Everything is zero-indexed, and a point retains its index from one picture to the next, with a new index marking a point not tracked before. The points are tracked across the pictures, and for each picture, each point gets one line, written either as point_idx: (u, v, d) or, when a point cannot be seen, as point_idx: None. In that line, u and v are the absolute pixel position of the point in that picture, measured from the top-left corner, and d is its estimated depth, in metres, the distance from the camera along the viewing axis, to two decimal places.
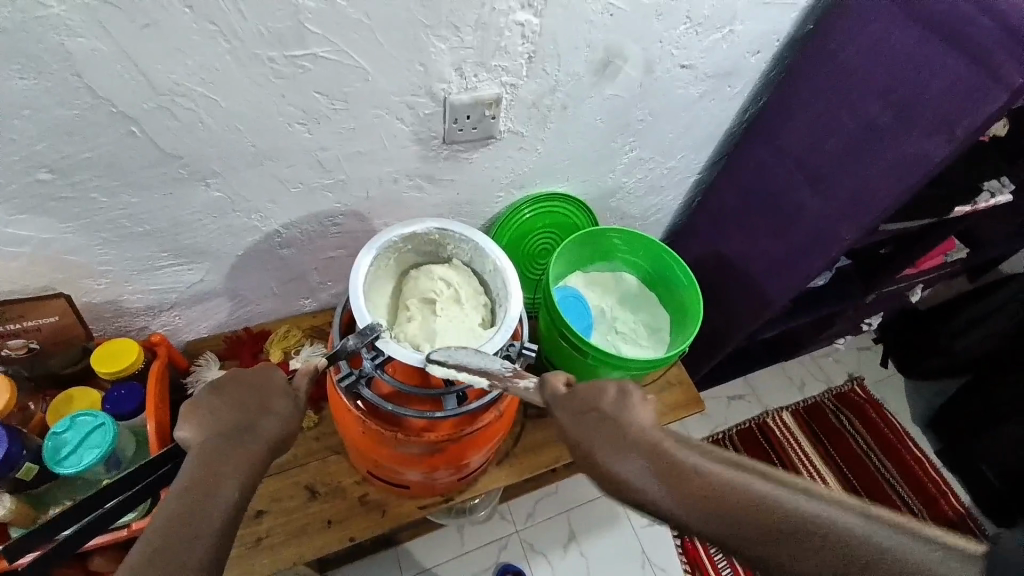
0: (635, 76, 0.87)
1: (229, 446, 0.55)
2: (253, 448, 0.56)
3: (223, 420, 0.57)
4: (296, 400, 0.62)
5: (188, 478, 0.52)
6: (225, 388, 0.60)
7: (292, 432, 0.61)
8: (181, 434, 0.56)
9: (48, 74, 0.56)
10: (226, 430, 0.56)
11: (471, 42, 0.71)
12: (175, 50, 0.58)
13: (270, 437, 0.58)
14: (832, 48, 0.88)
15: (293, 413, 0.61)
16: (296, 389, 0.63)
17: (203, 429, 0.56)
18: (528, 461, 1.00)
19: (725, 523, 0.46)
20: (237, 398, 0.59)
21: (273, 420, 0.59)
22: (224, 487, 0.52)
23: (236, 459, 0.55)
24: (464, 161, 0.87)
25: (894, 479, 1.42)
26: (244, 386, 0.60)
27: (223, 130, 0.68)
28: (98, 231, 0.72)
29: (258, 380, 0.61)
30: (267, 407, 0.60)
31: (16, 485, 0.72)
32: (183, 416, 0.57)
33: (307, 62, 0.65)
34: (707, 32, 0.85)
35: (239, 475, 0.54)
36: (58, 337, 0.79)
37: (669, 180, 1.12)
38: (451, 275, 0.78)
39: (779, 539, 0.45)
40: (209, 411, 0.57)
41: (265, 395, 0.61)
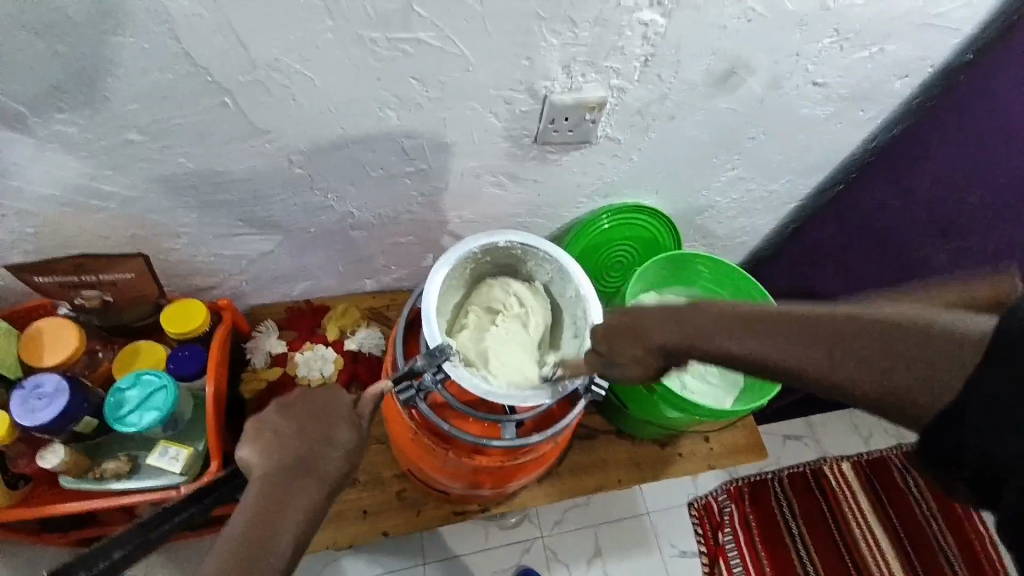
0: (758, 91, 0.77)
1: (289, 479, 0.53)
2: (314, 484, 0.53)
3: (286, 445, 0.55)
4: (359, 428, 0.59)
5: (247, 512, 0.50)
6: (291, 409, 0.59)
7: (353, 466, 0.57)
8: (242, 455, 0.55)
9: (147, 35, 0.53)
10: (288, 458, 0.54)
11: (586, 39, 0.64)
12: (278, 24, 0.55)
13: (331, 471, 0.55)
14: (1001, 85, 0.75)
15: (357, 444, 0.58)
16: (359, 414, 0.60)
17: (265, 454, 0.55)
18: (570, 483, 0.96)
19: (815, 333, 0.48)
20: (301, 422, 0.58)
21: (334, 454, 0.56)
22: (281, 529, 0.50)
23: (294, 496, 0.52)
24: (552, 163, 0.81)
25: (953, 556, 1.31)
26: (308, 410, 0.59)
27: (312, 108, 0.64)
28: (179, 195, 0.72)
29: (323, 403, 0.60)
30: (328, 436, 0.57)
31: (73, 435, 0.75)
32: (247, 437, 0.56)
33: (409, 47, 0.60)
34: (852, 50, 0.74)
35: (297, 515, 0.51)
36: (131, 293, 0.80)
37: (768, 204, 1.01)
38: (527, 297, 0.74)
39: (882, 340, 0.46)
40: (273, 434, 0.56)
41: (330, 420, 0.58)
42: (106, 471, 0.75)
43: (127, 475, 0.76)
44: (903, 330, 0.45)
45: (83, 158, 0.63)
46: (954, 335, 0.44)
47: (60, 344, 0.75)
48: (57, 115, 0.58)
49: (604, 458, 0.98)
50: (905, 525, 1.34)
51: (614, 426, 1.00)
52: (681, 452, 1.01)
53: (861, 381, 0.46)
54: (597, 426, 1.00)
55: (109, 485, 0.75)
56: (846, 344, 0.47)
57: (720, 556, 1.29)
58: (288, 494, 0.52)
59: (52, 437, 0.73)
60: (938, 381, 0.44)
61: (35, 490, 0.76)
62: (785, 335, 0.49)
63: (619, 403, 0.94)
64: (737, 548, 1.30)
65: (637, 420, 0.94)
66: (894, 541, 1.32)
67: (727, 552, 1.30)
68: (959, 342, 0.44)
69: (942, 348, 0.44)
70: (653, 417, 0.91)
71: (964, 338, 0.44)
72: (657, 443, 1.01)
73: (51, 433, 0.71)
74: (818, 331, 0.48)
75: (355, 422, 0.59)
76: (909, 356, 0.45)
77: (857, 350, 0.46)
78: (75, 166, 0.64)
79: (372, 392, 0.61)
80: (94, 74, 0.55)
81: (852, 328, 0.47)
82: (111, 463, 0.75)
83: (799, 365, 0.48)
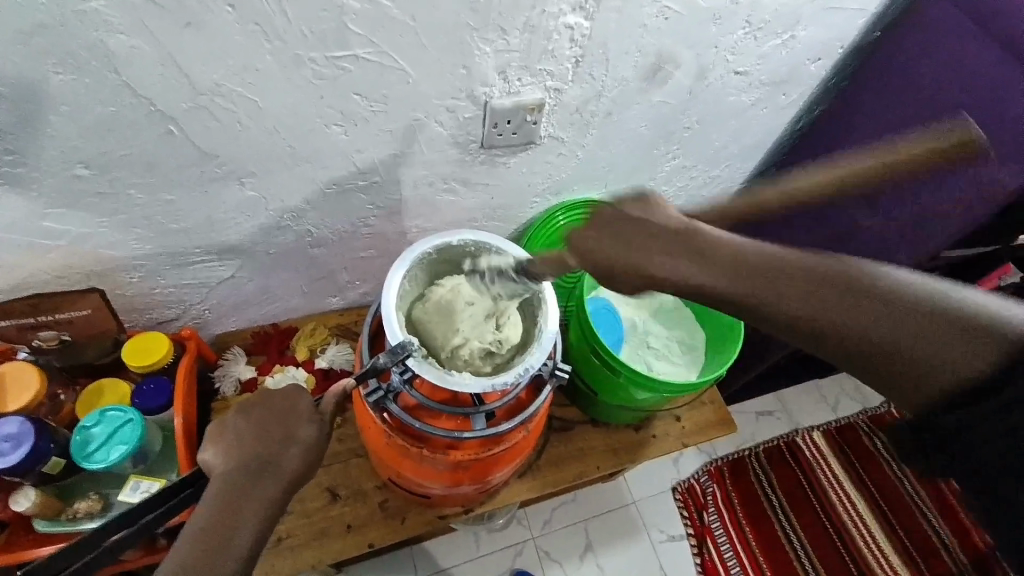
0: (685, 82, 0.82)
1: (247, 481, 0.54)
2: (273, 483, 0.54)
3: (246, 448, 0.56)
4: (321, 425, 0.59)
5: (204, 513, 0.51)
6: (252, 411, 0.59)
7: (315, 463, 0.58)
8: (205, 459, 0.56)
9: (85, 69, 0.54)
10: (247, 461, 0.55)
11: (518, 45, 0.67)
12: (216, 50, 0.57)
13: (291, 471, 0.56)
14: (902, 58, 0.83)
15: (318, 442, 0.58)
16: (322, 413, 0.60)
17: (225, 456, 0.55)
18: (551, 474, 0.98)
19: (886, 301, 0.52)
20: (262, 424, 0.58)
21: (294, 454, 0.56)
22: (236, 531, 0.51)
23: (253, 496, 0.53)
24: (501, 165, 0.84)
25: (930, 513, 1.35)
26: (270, 410, 0.59)
27: (259, 130, 0.66)
28: (133, 227, 0.72)
29: (285, 404, 0.59)
30: (291, 436, 0.57)
31: (42, 477, 0.73)
32: (208, 440, 0.57)
33: (349, 64, 0.62)
34: (766, 39, 0.80)
35: (255, 515, 0.52)
36: (90, 331, 0.79)
37: (712, 189, 1.07)
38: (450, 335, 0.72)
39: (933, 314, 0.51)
40: (232, 437, 0.56)
41: (290, 420, 0.58)
42: (78, 511, 0.73)
43: (99, 514, 0.75)
44: (946, 315, 0.51)
45: (30, 200, 0.63)
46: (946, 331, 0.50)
47: (18, 388, 0.74)
48: (0, 155, 0.58)
49: (582, 447, 1.01)
50: (887, 498, 1.37)
51: (588, 415, 1.03)
52: (656, 434, 1.04)
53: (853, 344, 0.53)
54: (573, 417, 1.03)
55: (82, 525, 0.74)
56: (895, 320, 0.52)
57: (708, 536, 1.32)
58: (246, 494, 0.53)
59: (19, 480, 0.71)
60: (943, 375, 0.50)
61: (10, 537, 0.73)
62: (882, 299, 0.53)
63: (590, 390, 0.96)
64: (722, 526, 1.33)
65: (610, 405, 0.96)
66: (875, 510, 1.36)
67: (714, 532, 1.32)
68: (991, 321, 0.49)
69: (965, 331, 0.49)
70: (626, 401, 0.94)
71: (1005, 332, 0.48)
72: (631, 427, 1.04)
73: (16, 476, 0.70)
74: (855, 310, 0.53)
75: (319, 419, 0.60)
76: (883, 331, 0.52)
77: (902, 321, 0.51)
78: (22, 207, 0.64)
79: (334, 390, 0.61)
80: (36, 112, 0.56)
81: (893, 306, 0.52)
82: (83, 502, 0.74)
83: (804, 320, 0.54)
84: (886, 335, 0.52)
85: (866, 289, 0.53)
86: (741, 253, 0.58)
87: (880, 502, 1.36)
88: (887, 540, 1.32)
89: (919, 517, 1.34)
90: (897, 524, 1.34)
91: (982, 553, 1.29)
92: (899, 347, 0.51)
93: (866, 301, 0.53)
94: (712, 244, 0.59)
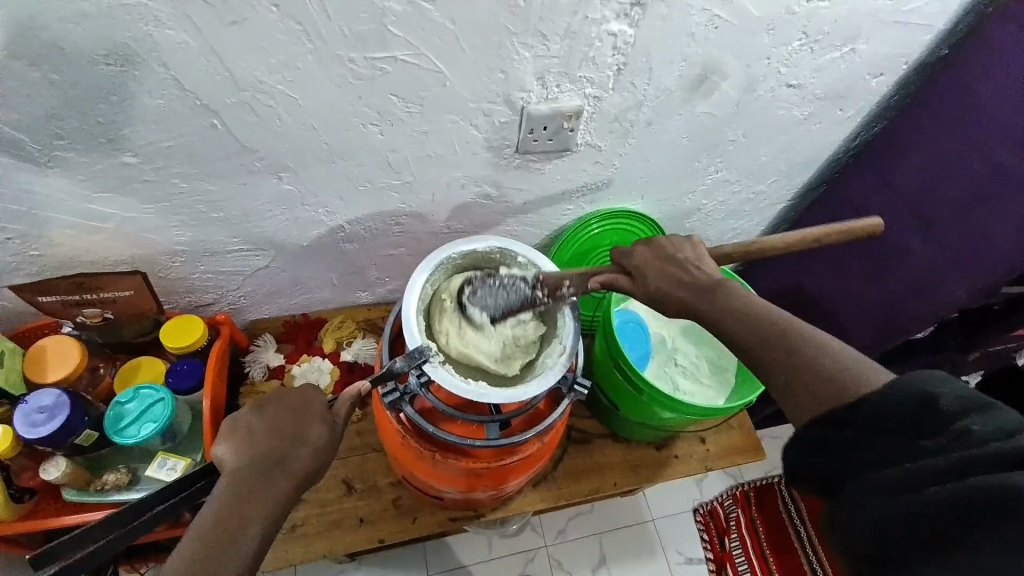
0: (732, 94, 0.79)
1: (257, 477, 0.54)
2: (284, 480, 0.55)
3: (260, 443, 0.57)
4: (332, 428, 0.61)
5: (216, 506, 0.52)
6: (265, 409, 0.60)
7: (326, 463, 0.59)
8: (218, 452, 0.56)
9: (135, 62, 0.56)
10: (261, 456, 0.56)
11: (558, 51, 0.66)
12: (260, 48, 0.58)
13: (303, 469, 0.57)
14: (966, 79, 0.78)
15: (327, 443, 0.60)
16: (335, 415, 0.63)
17: (238, 451, 0.56)
18: (567, 487, 0.96)
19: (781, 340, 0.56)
20: (276, 421, 0.59)
21: (307, 451, 0.58)
22: (250, 522, 0.52)
23: (263, 493, 0.54)
24: (536, 171, 0.83)
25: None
26: (283, 409, 0.60)
27: (297, 126, 0.67)
28: (175, 213, 0.74)
29: (299, 403, 0.62)
30: (302, 435, 0.59)
31: (75, 449, 0.77)
32: (222, 435, 0.58)
33: (386, 65, 0.62)
34: (822, 51, 0.76)
35: (265, 509, 0.53)
36: (131, 310, 0.82)
37: (755, 205, 1.02)
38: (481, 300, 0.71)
39: (823, 370, 0.52)
40: (246, 433, 0.58)
41: (302, 419, 0.60)
42: (106, 483, 0.77)
43: (127, 487, 0.78)
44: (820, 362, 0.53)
45: (81, 183, 0.67)
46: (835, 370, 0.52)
47: (61, 359, 0.78)
48: (54, 140, 0.61)
49: (600, 461, 0.99)
50: None
51: (608, 430, 1.01)
52: (677, 454, 1.01)
53: (762, 357, 0.56)
54: (593, 430, 1.01)
55: (110, 497, 0.78)
56: (784, 354, 0.55)
57: (727, 561, 1.26)
58: (259, 487, 0.54)
59: (53, 450, 0.75)
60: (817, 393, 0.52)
61: (42, 503, 0.78)
62: (745, 324, 0.58)
63: (610, 404, 0.94)
64: (745, 554, 1.26)
65: (628, 421, 0.94)
66: None
67: (734, 558, 1.26)
68: (851, 380, 0.51)
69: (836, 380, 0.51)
70: (645, 418, 0.91)
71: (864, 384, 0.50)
72: (652, 445, 1.01)
73: (52, 445, 0.74)
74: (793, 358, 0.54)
75: (330, 423, 0.62)
76: (814, 375, 0.52)
77: (789, 357, 0.54)
78: (74, 189, 0.67)
79: (347, 393, 0.64)
80: (89, 101, 0.58)
81: (800, 339, 0.55)
82: (112, 475, 0.78)
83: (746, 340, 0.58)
84: (831, 385, 0.51)
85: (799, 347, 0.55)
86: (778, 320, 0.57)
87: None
88: None
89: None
90: None
91: None
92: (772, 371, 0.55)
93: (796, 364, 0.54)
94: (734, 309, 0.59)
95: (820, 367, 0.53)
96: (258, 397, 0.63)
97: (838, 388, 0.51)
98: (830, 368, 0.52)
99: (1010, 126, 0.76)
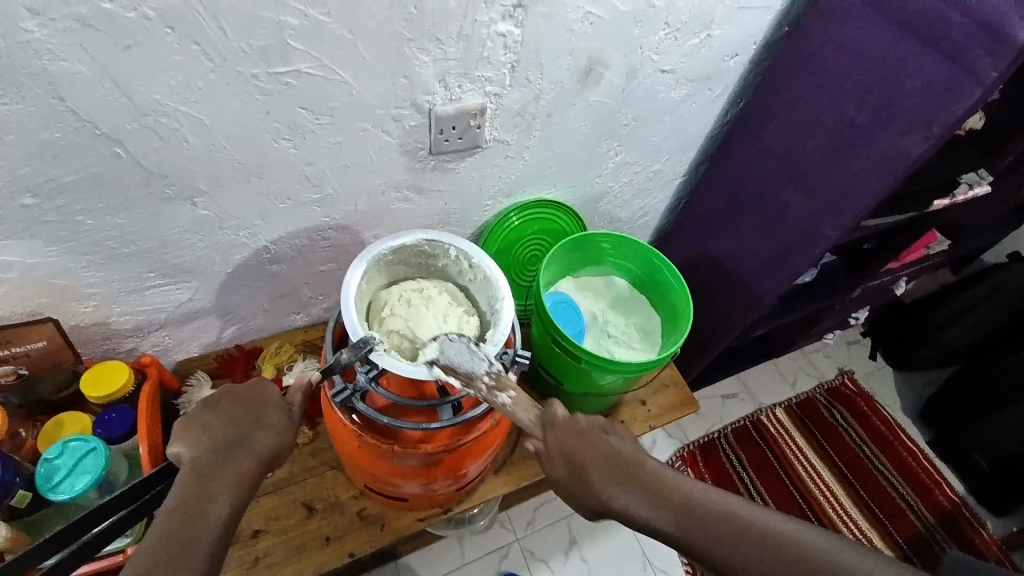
0: (617, 81, 0.88)
1: (219, 458, 0.56)
2: (246, 460, 0.57)
3: (217, 434, 0.58)
4: (291, 415, 0.62)
5: (180, 489, 0.53)
6: (217, 403, 0.60)
7: (286, 444, 0.61)
8: (172, 450, 0.57)
9: (29, 98, 0.56)
10: (218, 445, 0.57)
11: (454, 53, 0.72)
12: (159, 71, 0.59)
13: (263, 448, 0.59)
14: (808, 47, 0.89)
15: (288, 427, 0.62)
16: (289, 403, 0.64)
17: (194, 443, 0.57)
18: (526, 468, 1.00)
19: (731, 533, 0.57)
20: (230, 413, 0.60)
21: (264, 433, 0.59)
22: (217, 500, 0.53)
23: (224, 472, 0.55)
24: (451, 171, 0.87)
25: (893, 475, 1.44)
26: (236, 401, 0.61)
27: (207, 148, 0.67)
28: (84, 253, 0.72)
29: (251, 394, 0.62)
30: (261, 421, 0.60)
31: (11, 513, 0.72)
32: (175, 433, 0.58)
33: (292, 78, 0.65)
34: (685, 38, 0.86)
35: (228, 489, 0.54)
36: (46, 363, 0.79)
37: (656, 182, 1.13)
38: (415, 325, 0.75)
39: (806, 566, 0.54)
40: (201, 427, 0.58)
41: (257, 410, 0.61)
42: None
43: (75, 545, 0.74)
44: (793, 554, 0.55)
45: None
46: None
47: None
48: None
49: None
50: (848, 463, 1.45)
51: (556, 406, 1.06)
52: (622, 419, 1.08)
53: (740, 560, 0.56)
54: None
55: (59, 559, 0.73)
56: (747, 550, 0.56)
57: None
58: (220, 468, 0.56)
59: None
60: None
61: None
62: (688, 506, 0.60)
63: (556, 381, 1.00)
64: None
65: (576, 394, 1.00)
66: (847, 487, 1.42)
67: None
68: None
69: None
70: (588, 387, 0.97)
71: None
72: (600, 414, 1.07)
73: None
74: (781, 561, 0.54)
75: (286, 409, 0.63)
76: None
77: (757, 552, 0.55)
78: None
79: (297, 384, 0.65)
80: None
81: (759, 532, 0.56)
82: None
83: (714, 556, 0.57)
84: None
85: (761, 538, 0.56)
86: (716, 505, 0.59)
87: (842, 468, 1.45)
88: (854, 506, 1.39)
89: (885, 484, 1.43)
90: (860, 488, 1.42)
91: (946, 509, 1.41)
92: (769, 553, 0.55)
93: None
94: (655, 484, 0.62)
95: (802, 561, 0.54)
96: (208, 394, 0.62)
97: None
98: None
99: (853, 82, 0.85)
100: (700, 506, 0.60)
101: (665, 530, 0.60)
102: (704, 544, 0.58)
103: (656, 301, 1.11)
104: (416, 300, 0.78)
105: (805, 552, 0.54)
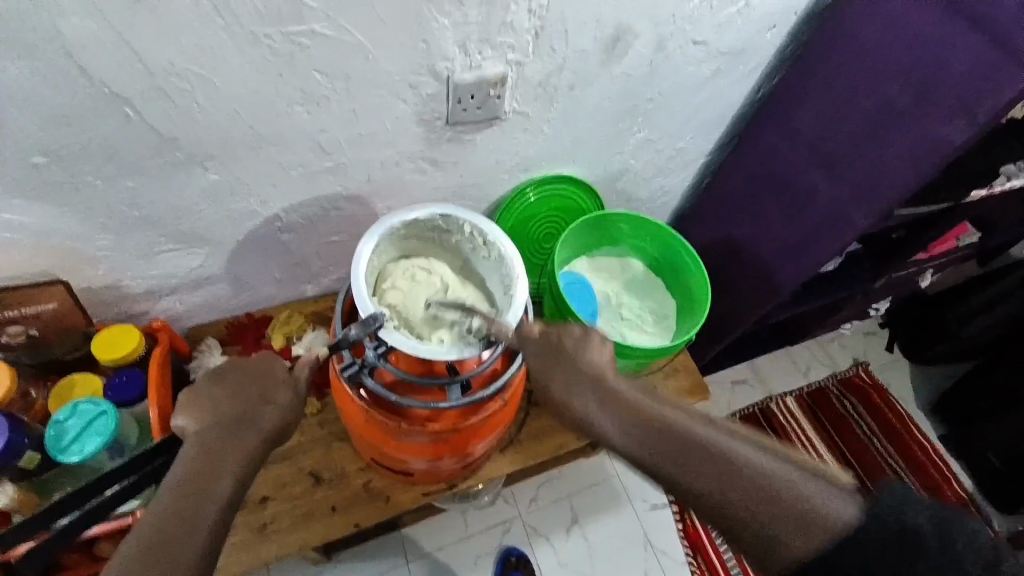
0: (645, 53, 0.83)
1: (225, 434, 0.56)
2: (251, 436, 0.57)
3: (223, 409, 0.57)
4: (297, 391, 0.61)
5: (186, 462, 0.53)
6: (223, 377, 0.60)
7: (291, 423, 0.61)
8: (178, 423, 0.56)
9: (38, 56, 0.54)
10: (224, 419, 0.57)
11: (476, 18, 0.68)
12: (169, 29, 0.56)
13: (268, 429, 0.58)
14: (848, 22, 0.84)
15: (293, 405, 0.61)
16: (296, 379, 0.62)
17: (200, 418, 0.56)
18: (532, 448, 0.99)
19: (699, 453, 0.55)
20: (236, 387, 0.59)
21: (271, 410, 0.59)
22: (222, 476, 0.53)
23: (230, 448, 0.55)
24: (468, 143, 0.85)
25: (902, 468, 1.42)
26: (244, 376, 0.60)
27: (218, 112, 0.65)
28: (95, 217, 0.71)
29: (259, 368, 0.61)
30: (267, 397, 0.59)
31: (20, 473, 0.73)
32: (180, 407, 0.57)
33: (306, 40, 0.62)
34: (721, 8, 0.82)
35: (233, 466, 0.54)
36: (57, 326, 0.79)
37: (679, 162, 1.09)
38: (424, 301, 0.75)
39: (754, 489, 0.52)
40: (208, 401, 0.58)
41: (264, 385, 0.60)
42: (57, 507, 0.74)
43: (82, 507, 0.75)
44: (753, 483, 0.52)
45: None
46: (805, 505, 0.50)
47: None
48: None
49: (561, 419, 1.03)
50: (858, 455, 1.43)
51: None
52: None
53: (696, 487, 0.54)
54: None
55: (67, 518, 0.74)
56: (707, 474, 0.53)
57: None
58: (226, 444, 0.55)
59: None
60: (785, 540, 0.50)
61: None
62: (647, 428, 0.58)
63: None
64: None
65: None
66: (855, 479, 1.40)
67: None
68: (810, 513, 0.50)
69: (799, 518, 0.50)
70: None
71: (821, 517, 0.49)
72: None
73: None
74: (735, 483, 0.52)
75: (293, 385, 0.62)
76: (763, 509, 0.51)
77: (718, 481, 0.53)
78: None
79: (303, 361, 0.64)
80: None
81: (719, 453, 0.54)
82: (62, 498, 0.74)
83: (669, 479, 0.55)
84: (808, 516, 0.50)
85: (712, 453, 0.54)
86: (682, 430, 0.57)
87: (851, 460, 1.43)
88: None
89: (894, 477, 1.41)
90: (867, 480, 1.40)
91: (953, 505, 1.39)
92: (724, 480, 0.53)
93: (764, 503, 0.51)
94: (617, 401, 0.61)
95: (748, 479, 0.52)
96: (215, 367, 0.62)
97: (802, 529, 0.49)
98: (781, 507, 0.50)
99: (895, 61, 0.79)
100: (669, 428, 0.58)
101: (629, 447, 0.58)
102: (663, 462, 0.56)
103: (673, 285, 1.08)
104: (423, 277, 0.78)
105: (754, 470, 0.53)
